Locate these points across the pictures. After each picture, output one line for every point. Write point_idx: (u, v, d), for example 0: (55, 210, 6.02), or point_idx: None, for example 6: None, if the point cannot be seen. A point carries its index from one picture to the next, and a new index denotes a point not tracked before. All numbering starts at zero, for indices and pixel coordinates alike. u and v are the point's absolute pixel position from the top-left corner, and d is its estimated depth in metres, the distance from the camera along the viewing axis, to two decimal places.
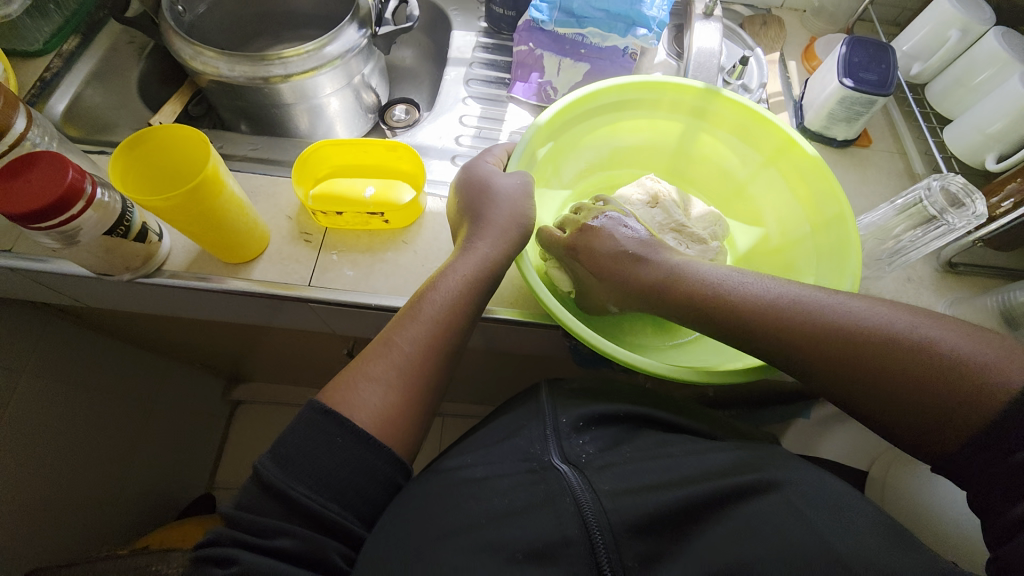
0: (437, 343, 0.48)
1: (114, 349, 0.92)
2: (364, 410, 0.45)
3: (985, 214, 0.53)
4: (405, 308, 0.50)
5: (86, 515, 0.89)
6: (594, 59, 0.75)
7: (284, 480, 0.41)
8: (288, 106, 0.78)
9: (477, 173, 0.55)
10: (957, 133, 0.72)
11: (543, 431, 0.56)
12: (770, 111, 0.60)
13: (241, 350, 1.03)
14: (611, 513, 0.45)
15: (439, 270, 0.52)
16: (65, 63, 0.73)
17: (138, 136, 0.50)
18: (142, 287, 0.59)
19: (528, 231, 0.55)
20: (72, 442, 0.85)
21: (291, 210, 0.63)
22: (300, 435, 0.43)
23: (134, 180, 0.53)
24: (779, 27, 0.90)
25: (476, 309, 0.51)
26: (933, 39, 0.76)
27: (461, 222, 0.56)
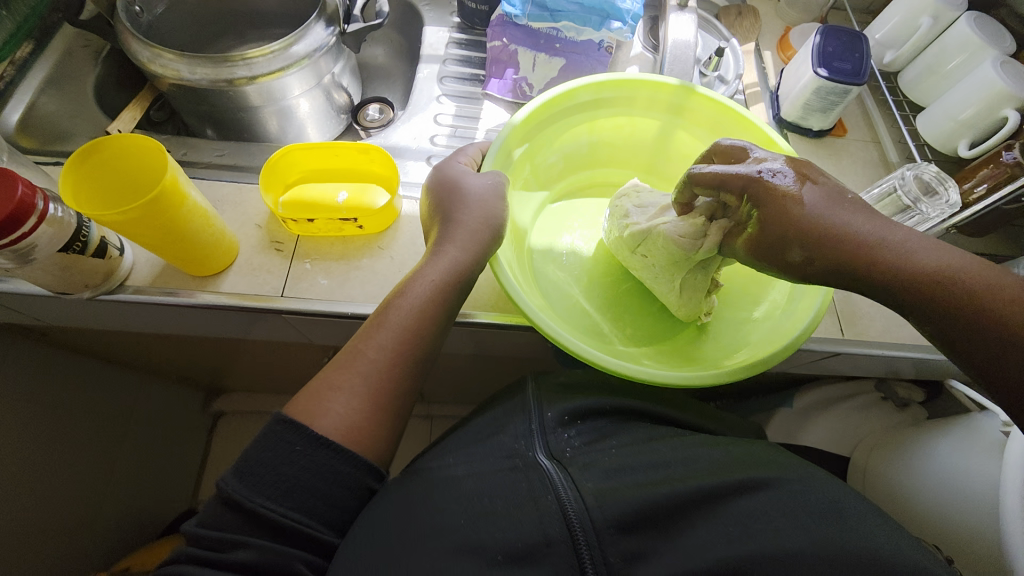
0: (405, 347, 0.47)
1: (85, 367, 0.88)
2: (332, 418, 0.43)
3: (958, 202, 0.53)
4: (374, 314, 0.49)
5: (62, 540, 0.86)
6: (569, 53, 0.74)
7: (243, 493, 0.39)
8: (255, 109, 0.75)
9: (448, 174, 0.54)
10: (930, 121, 0.73)
11: (528, 427, 0.54)
12: (747, 108, 0.59)
13: (220, 362, 1.00)
14: (594, 511, 0.44)
15: (408, 275, 0.50)
16: (17, 70, 0.69)
17: (85, 146, 0.47)
18: (105, 304, 0.56)
19: (500, 231, 0.53)
20: (45, 465, 0.82)
21: (260, 218, 0.61)
22: (261, 447, 0.41)
23: (90, 192, 0.50)
24: (754, 17, 0.89)
25: (447, 313, 0.49)
26: (904, 28, 0.76)
27: (432, 222, 0.54)
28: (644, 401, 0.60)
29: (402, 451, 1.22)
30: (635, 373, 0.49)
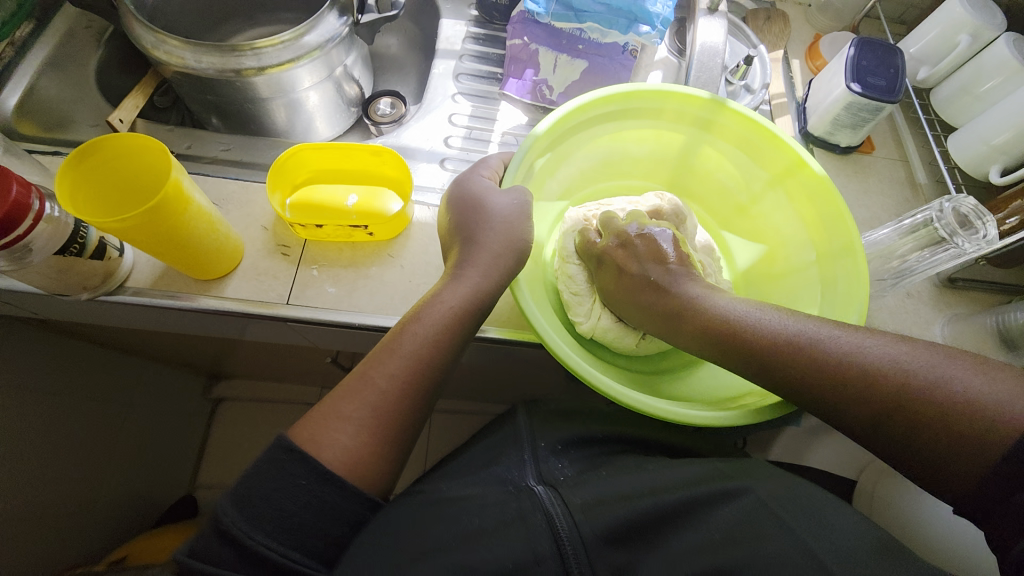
0: (416, 378, 0.45)
1: (84, 355, 0.86)
2: (336, 451, 0.42)
3: (996, 239, 0.50)
4: (385, 338, 0.47)
5: (61, 528, 0.85)
6: (592, 55, 0.72)
7: (242, 529, 0.38)
8: (263, 100, 0.72)
9: (472, 190, 0.51)
10: (962, 143, 0.70)
11: (520, 456, 0.56)
12: (779, 126, 0.56)
13: (221, 351, 0.99)
14: (581, 525, 0.46)
15: (424, 296, 0.48)
16: (17, 52, 0.65)
17: (84, 148, 0.44)
18: (104, 305, 0.54)
19: (524, 255, 0.51)
20: (44, 455, 0.80)
21: (266, 220, 0.58)
22: (262, 476, 0.40)
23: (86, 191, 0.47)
24: (784, 22, 0.86)
25: (461, 340, 0.47)
26: (941, 43, 0.73)
27: (451, 241, 0.52)
28: (643, 429, 0.60)
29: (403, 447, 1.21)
30: (653, 409, 0.47)
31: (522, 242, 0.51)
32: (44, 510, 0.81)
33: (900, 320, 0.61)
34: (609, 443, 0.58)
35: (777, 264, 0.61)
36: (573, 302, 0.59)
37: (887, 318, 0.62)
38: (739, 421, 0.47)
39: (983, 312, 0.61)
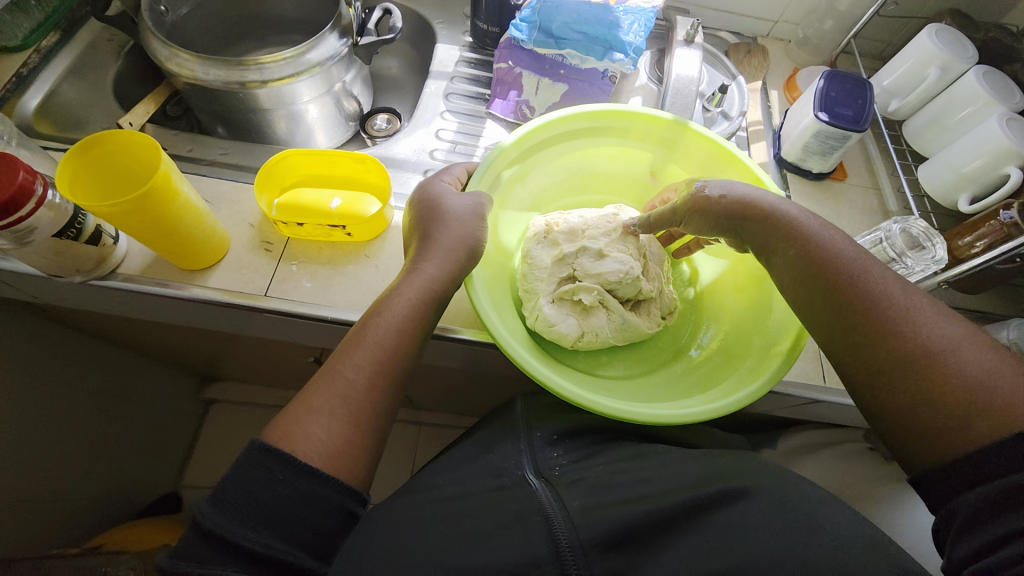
0: (385, 367, 0.47)
1: (82, 345, 0.90)
2: (312, 444, 0.42)
3: (944, 259, 0.53)
4: (350, 334, 0.48)
5: (43, 513, 0.87)
6: (573, 79, 0.76)
7: (221, 525, 0.37)
8: (265, 111, 0.78)
9: (431, 192, 0.55)
10: (931, 171, 0.73)
11: (517, 446, 0.59)
12: (738, 147, 0.60)
13: (217, 353, 1.02)
14: (580, 530, 0.45)
15: (384, 292, 0.50)
16: (42, 58, 0.72)
17: (86, 142, 0.49)
18: (96, 289, 0.58)
19: (477, 252, 0.54)
20: (34, 438, 0.83)
21: (254, 218, 0.63)
22: (239, 474, 0.39)
23: (85, 186, 0.51)
24: (763, 56, 0.91)
25: (423, 329, 0.50)
26: (911, 76, 0.76)
27: (412, 239, 0.55)
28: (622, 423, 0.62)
29: (386, 455, 1.22)
30: (596, 404, 0.48)
31: (475, 239, 0.54)
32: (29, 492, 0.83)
33: None
34: (600, 434, 0.60)
35: (737, 277, 0.64)
36: (525, 298, 0.61)
37: None
38: (703, 416, 0.49)
39: None
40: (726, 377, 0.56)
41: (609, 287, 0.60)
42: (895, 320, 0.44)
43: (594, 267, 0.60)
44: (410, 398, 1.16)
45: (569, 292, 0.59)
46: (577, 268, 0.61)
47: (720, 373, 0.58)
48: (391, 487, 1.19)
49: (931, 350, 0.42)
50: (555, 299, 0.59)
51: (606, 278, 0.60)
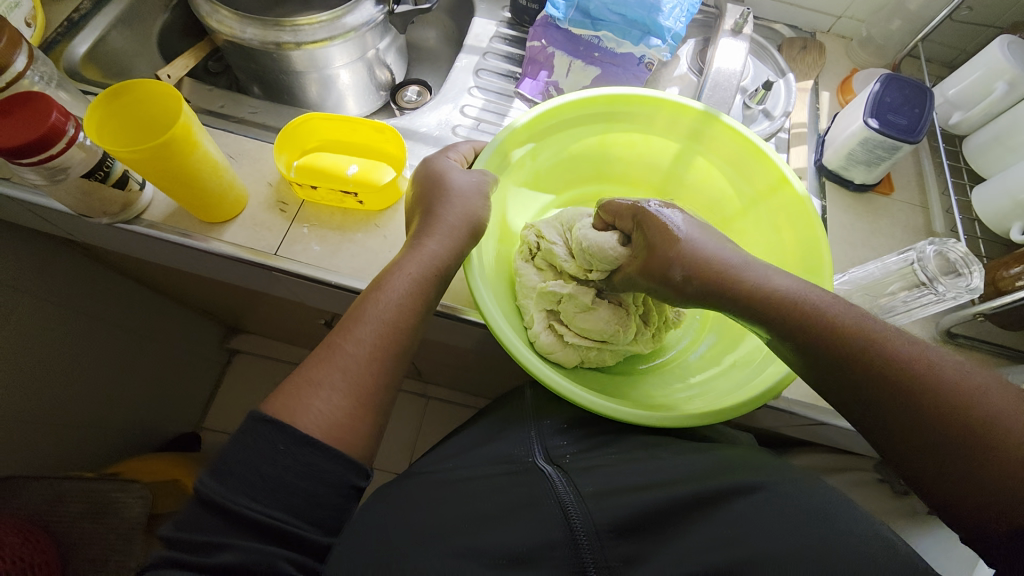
0: (386, 342, 0.46)
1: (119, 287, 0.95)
2: (313, 417, 0.42)
3: (979, 289, 0.49)
4: (351, 310, 0.48)
5: (74, 435, 0.94)
6: (607, 63, 0.74)
7: (224, 495, 0.37)
8: (298, 73, 0.78)
9: (435, 167, 0.54)
10: (986, 194, 0.67)
11: (526, 434, 0.60)
12: (766, 143, 0.57)
13: (242, 307, 1.07)
14: (594, 513, 0.45)
15: (386, 268, 0.50)
16: (94, 5, 0.74)
17: (117, 88, 0.51)
18: (122, 233, 0.61)
19: (478, 230, 0.53)
20: (69, 366, 0.90)
21: (273, 178, 0.64)
22: (242, 445, 0.39)
23: (112, 133, 0.53)
24: (819, 53, 0.84)
25: (425, 306, 0.49)
26: (978, 89, 0.70)
27: (415, 213, 0.55)
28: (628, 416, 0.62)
29: (392, 423, 1.26)
30: (584, 400, 0.48)
31: (478, 218, 0.53)
32: (62, 414, 0.90)
33: None
34: (611, 427, 0.60)
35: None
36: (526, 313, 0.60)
37: None
38: (702, 420, 0.48)
39: None
40: (723, 386, 0.55)
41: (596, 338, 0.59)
42: (896, 380, 0.38)
43: (582, 318, 0.58)
44: (420, 371, 1.18)
45: (560, 334, 0.58)
46: (562, 314, 0.59)
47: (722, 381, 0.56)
48: (393, 453, 1.23)
49: (938, 398, 0.37)
50: (549, 324, 0.59)
51: (593, 333, 0.58)
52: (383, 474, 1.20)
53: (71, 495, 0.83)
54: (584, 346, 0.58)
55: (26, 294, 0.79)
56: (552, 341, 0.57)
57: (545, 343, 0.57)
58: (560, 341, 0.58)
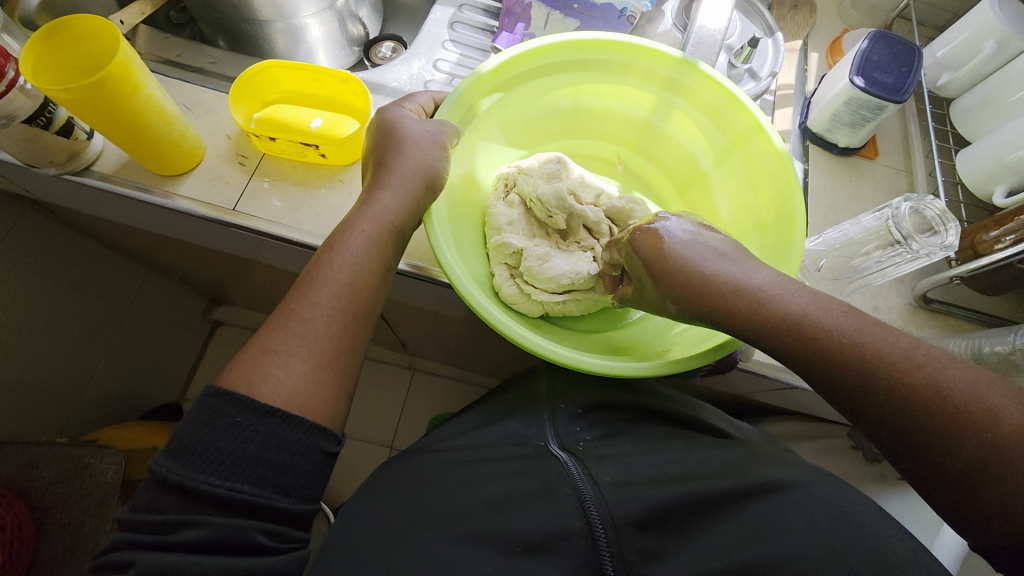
0: (346, 304, 0.44)
1: (91, 252, 0.92)
2: (272, 385, 0.39)
3: (953, 246, 0.49)
4: (306, 273, 0.45)
5: (53, 403, 0.93)
6: (586, 16, 0.73)
7: (180, 474, 0.34)
8: (263, 23, 0.74)
9: (388, 117, 0.51)
10: (970, 157, 0.65)
11: (540, 416, 0.56)
12: (743, 91, 0.56)
13: (223, 278, 1.04)
14: (612, 506, 0.41)
15: (338, 227, 0.48)
16: None
17: (50, 25, 0.48)
18: (74, 186, 0.58)
19: (436, 183, 0.51)
20: (45, 333, 0.87)
21: (232, 130, 0.61)
22: (194, 421, 0.36)
23: (47, 77, 0.50)
24: (810, 12, 0.80)
25: (384, 264, 0.47)
26: (966, 49, 0.68)
27: (369, 165, 0.52)
28: (643, 398, 0.58)
29: (378, 394, 1.26)
30: (551, 354, 0.46)
31: (435, 169, 0.51)
32: (39, 382, 0.88)
33: None
34: (625, 413, 0.56)
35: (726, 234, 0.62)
36: (496, 270, 0.58)
37: None
38: (677, 368, 0.47)
39: (954, 336, 0.57)
40: (693, 333, 0.54)
41: (563, 289, 0.57)
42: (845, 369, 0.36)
43: (543, 271, 0.56)
44: (405, 343, 1.17)
45: (526, 289, 0.57)
46: (523, 272, 0.57)
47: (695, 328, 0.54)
48: (379, 424, 1.23)
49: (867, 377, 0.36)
50: (515, 277, 0.58)
51: (557, 281, 0.57)
52: (367, 444, 1.20)
53: (43, 460, 0.80)
54: (553, 297, 0.57)
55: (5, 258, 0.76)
56: (517, 292, 0.57)
57: (510, 296, 0.57)
58: (526, 293, 0.57)
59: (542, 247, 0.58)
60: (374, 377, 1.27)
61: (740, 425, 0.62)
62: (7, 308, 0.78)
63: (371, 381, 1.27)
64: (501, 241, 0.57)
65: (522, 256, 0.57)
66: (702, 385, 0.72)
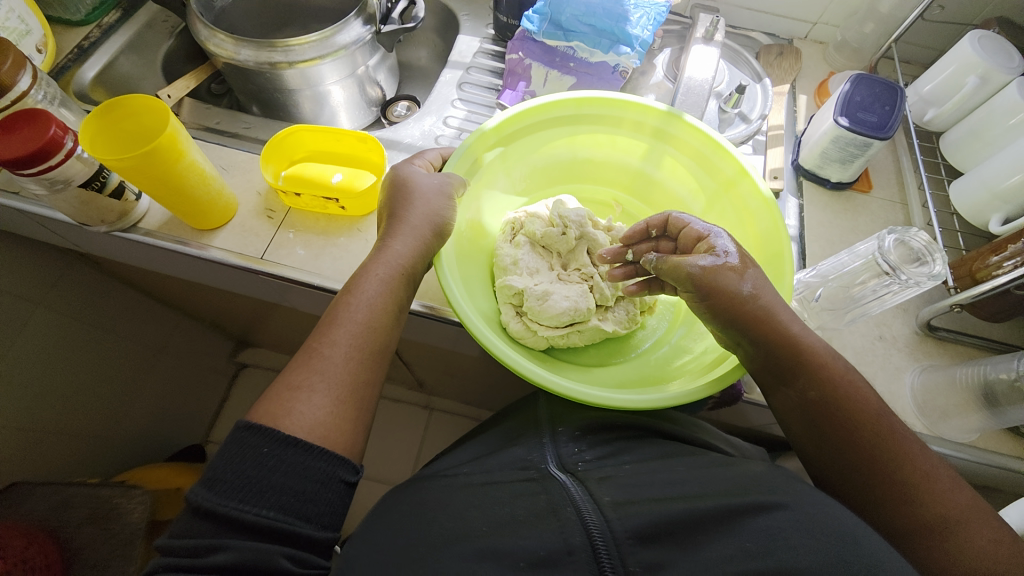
0: (362, 341, 0.47)
1: (130, 298, 0.99)
2: (295, 419, 0.42)
3: (941, 275, 0.50)
4: (326, 315, 0.49)
5: (85, 445, 0.96)
6: (581, 73, 0.78)
7: (213, 501, 0.37)
8: (291, 92, 0.82)
9: (400, 173, 0.56)
10: (963, 187, 0.67)
11: (540, 440, 0.56)
12: (728, 139, 0.61)
13: (249, 322, 1.10)
14: (613, 523, 0.42)
15: (356, 272, 0.52)
16: (102, 33, 0.81)
17: (106, 103, 0.55)
18: (122, 241, 0.65)
19: (444, 231, 0.55)
20: (84, 376, 0.92)
21: (262, 187, 0.68)
22: (226, 453, 0.40)
23: (105, 147, 0.58)
24: (795, 58, 0.85)
25: (399, 306, 0.51)
26: (950, 84, 0.71)
27: (383, 217, 0.57)
28: (643, 420, 0.58)
29: (396, 435, 1.27)
30: (556, 386, 0.49)
31: (443, 219, 0.55)
32: (75, 424, 0.93)
33: (865, 362, 0.60)
34: (625, 434, 0.56)
35: None
36: (503, 307, 0.61)
37: (849, 357, 0.60)
38: (685, 398, 0.49)
39: (962, 364, 0.58)
40: (696, 367, 0.56)
41: (564, 324, 0.59)
42: (805, 400, 0.47)
43: (545, 309, 0.58)
44: (420, 382, 1.20)
45: (532, 326, 0.59)
46: (528, 310, 0.59)
47: (697, 362, 0.57)
48: (396, 468, 1.23)
49: (824, 410, 0.46)
50: (521, 313, 0.60)
51: (559, 318, 0.59)
52: (383, 486, 1.20)
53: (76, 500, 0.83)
54: (557, 332, 0.59)
55: (49, 306, 0.82)
56: (522, 328, 0.59)
57: (516, 331, 0.59)
58: (532, 329, 0.59)
59: (543, 284, 0.61)
60: (389, 417, 1.29)
61: (746, 447, 0.62)
62: (51, 350, 0.85)
63: (388, 421, 1.28)
64: (506, 282, 0.60)
65: (525, 296, 0.60)
66: (714, 418, 0.72)
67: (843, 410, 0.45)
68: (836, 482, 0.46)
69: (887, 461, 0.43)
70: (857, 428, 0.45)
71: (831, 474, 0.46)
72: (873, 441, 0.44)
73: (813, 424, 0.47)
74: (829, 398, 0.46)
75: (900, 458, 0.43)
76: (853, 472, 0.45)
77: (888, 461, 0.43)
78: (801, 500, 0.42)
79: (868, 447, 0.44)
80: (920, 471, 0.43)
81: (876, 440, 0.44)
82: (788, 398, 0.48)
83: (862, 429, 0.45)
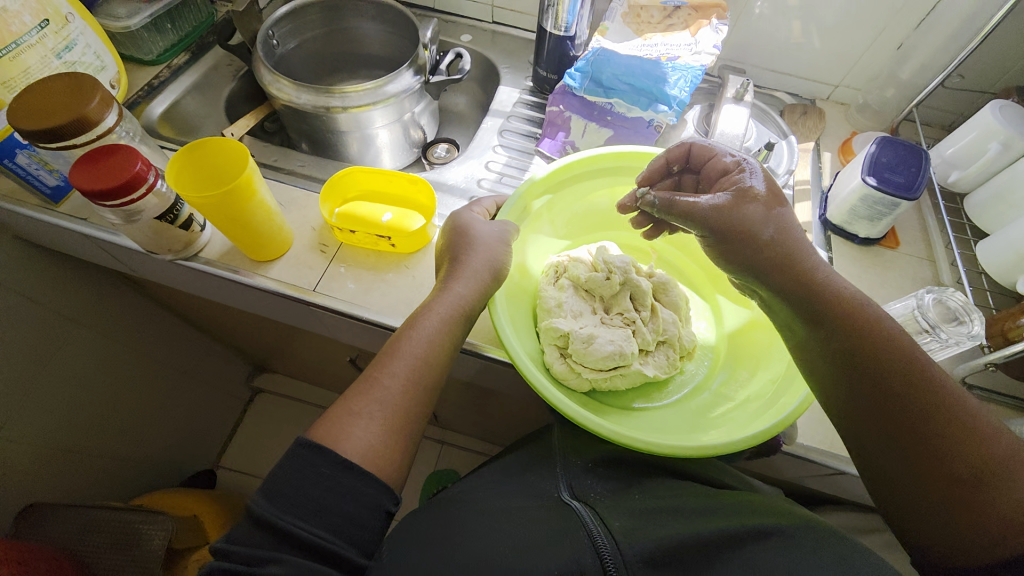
0: (419, 375, 0.49)
1: (167, 320, 1.02)
2: (352, 443, 0.44)
3: (980, 335, 0.53)
4: (387, 346, 0.51)
5: (106, 464, 0.97)
6: (618, 126, 0.82)
7: (274, 514, 0.39)
8: (342, 133, 0.88)
9: (462, 219, 0.59)
10: (990, 248, 0.70)
11: (552, 471, 0.56)
12: None
13: (276, 349, 1.12)
14: (622, 546, 0.42)
15: (418, 307, 0.54)
16: (171, 73, 0.88)
17: (196, 142, 0.59)
18: (182, 268, 0.68)
19: (500, 275, 0.58)
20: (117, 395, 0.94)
21: (316, 223, 0.71)
22: (288, 469, 0.41)
23: (188, 180, 0.62)
24: (819, 118, 0.90)
25: (454, 344, 0.53)
26: (972, 149, 0.75)
27: (443, 260, 0.60)
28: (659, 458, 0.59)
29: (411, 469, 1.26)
30: (604, 429, 0.50)
31: (501, 265, 0.58)
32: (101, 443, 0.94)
33: None
34: (637, 469, 0.57)
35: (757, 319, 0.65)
36: (547, 347, 0.62)
37: None
38: (733, 448, 0.50)
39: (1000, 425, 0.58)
40: (741, 419, 0.57)
41: (609, 367, 0.61)
42: (848, 369, 0.47)
43: (590, 352, 0.60)
44: (440, 416, 1.20)
45: (576, 367, 0.61)
46: (572, 352, 0.61)
47: (743, 414, 0.57)
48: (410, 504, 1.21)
49: (872, 379, 0.45)
50: (566, 355, 0.62)
51: (604, 362, 0.60)
52: None
53: None
54: (601, 375, 0.60)
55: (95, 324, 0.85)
56: (567, 370, 0.61)
57: (560, 373, 0.61)
58: (576, 371, 0.60)
59: (587, 327, 0.63)
60: None
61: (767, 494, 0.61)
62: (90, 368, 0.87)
63: None
64: (552, 323, 0.62)
65: (570, 338, 0.61)
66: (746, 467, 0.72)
67: (892, 377, 0.44)
68: (887, 464, 0.45)
69: (943, 436, 0.42)
70: (909, 399, 0.43)
71: (883, 458, 0.45)
72: (927, 415, 0.42)
73: (861, 397, 0.46)
74: (876, 361, 0.45)
75: (958, 430, 0.41)
76: (906, 455, 0.43)
77: (945, 439, 0.41)
78: (829, 540, 0.41)
79: (919, 426, 0.43)
80: (982, 447, 0.40)
81: (930, 415, 0.42)
82: (823, 355, 0.49)
83: (914, 398, 0.43)
